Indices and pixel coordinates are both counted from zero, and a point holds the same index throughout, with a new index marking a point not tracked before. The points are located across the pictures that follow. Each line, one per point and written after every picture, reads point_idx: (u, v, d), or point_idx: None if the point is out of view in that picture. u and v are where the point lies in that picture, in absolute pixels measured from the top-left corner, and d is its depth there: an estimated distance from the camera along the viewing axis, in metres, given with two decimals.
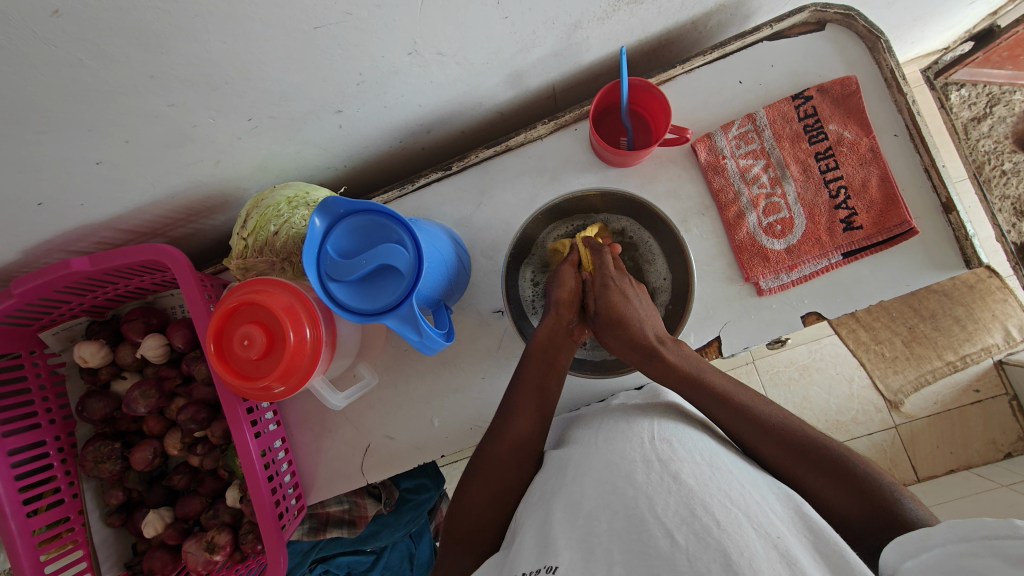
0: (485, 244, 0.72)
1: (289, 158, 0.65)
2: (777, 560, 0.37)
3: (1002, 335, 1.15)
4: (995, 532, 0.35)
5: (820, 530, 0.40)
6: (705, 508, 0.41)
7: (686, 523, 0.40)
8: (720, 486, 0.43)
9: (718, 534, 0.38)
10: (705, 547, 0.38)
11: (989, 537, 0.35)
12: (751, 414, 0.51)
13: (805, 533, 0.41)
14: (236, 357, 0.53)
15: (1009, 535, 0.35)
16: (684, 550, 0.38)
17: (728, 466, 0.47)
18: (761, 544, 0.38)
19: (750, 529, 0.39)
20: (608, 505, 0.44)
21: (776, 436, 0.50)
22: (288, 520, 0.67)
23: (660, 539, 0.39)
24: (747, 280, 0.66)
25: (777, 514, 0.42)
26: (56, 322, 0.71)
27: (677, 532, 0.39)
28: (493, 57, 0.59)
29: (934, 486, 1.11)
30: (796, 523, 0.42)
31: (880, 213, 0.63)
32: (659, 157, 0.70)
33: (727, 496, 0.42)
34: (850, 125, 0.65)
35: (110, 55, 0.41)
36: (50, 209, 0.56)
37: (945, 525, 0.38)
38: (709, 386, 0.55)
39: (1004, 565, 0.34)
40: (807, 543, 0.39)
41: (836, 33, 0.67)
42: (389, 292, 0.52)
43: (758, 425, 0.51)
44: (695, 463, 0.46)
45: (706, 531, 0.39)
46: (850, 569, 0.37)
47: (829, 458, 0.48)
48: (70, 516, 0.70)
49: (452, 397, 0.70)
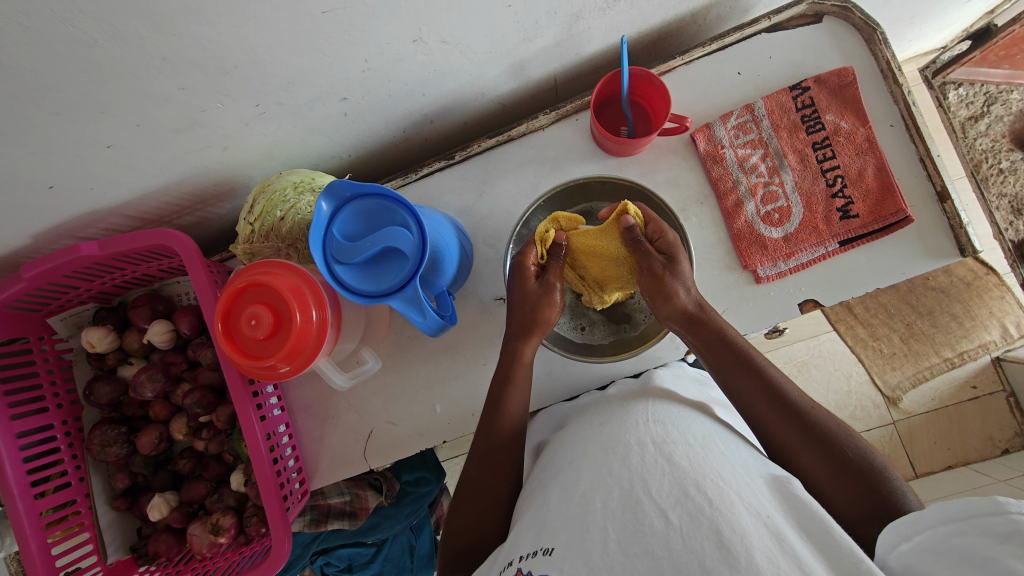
0: (488, 232, 0.73)
1: (295, 146, 0.66)
2: (767, 537, 0.37)
3: (999, 331, 1.16)
4: (982, 510, 0.36)
5: (806, 504, 0.41)
6: (698, 488, 0.41)
7: (680, 503, 0.40)
8: (712, 467, 0.44)
9: (710, 513, 0.39)
10: (698, 526, 0.38)
11: (978, 516, 0.36)
12: (764, 394, 0.52)
13: (794, 508, 0.41)
14: (244, 337, 0.54)
15: (995, 512, 0.35)
16: (678, 529, 0.39)
17: (721, 447, 0.48)
18: (751, 522, 0.39)
19: (741, 507, 0.40)
20: (603, 484, 0.45)
21: (780, 416, 0.51)
22: (292, 503, 0.68)
23: (654, 519, 0.40)
24: (745, 268, 0.67)
25: (766, 493, 0.43)
26: (64, 308, 0.72)
27: (671, 512, 0.40)
28: (496, 46, 0.60)
29: (932, 481, 1.11)
30: (784, 503, 0.42)
31: (877, 202, 0.64)
32: (658, 147, 0.71)
33: (718, 475, 0.43)
34: (847, 115, 0.66)
35: (126, 36, 0.42)
36: (61, 193, 0.57)
37: (935, 507, 0.38)
38: (725, 363, 0.55)
39: (992, 542, 0.34)
40: (795, 520, 0.40)
41: (834, 25, 0.68)
42: (392, 275, 0.53)
43: (764, 404, 0.52)
44: (688, 445, 0.47)
45: (699, 510, 0.39)
46: (835, 541, 0.38)
47: (824, 436, 0.49)
48: (77, 499, 0.71)
49: (453, 383, 0.71)
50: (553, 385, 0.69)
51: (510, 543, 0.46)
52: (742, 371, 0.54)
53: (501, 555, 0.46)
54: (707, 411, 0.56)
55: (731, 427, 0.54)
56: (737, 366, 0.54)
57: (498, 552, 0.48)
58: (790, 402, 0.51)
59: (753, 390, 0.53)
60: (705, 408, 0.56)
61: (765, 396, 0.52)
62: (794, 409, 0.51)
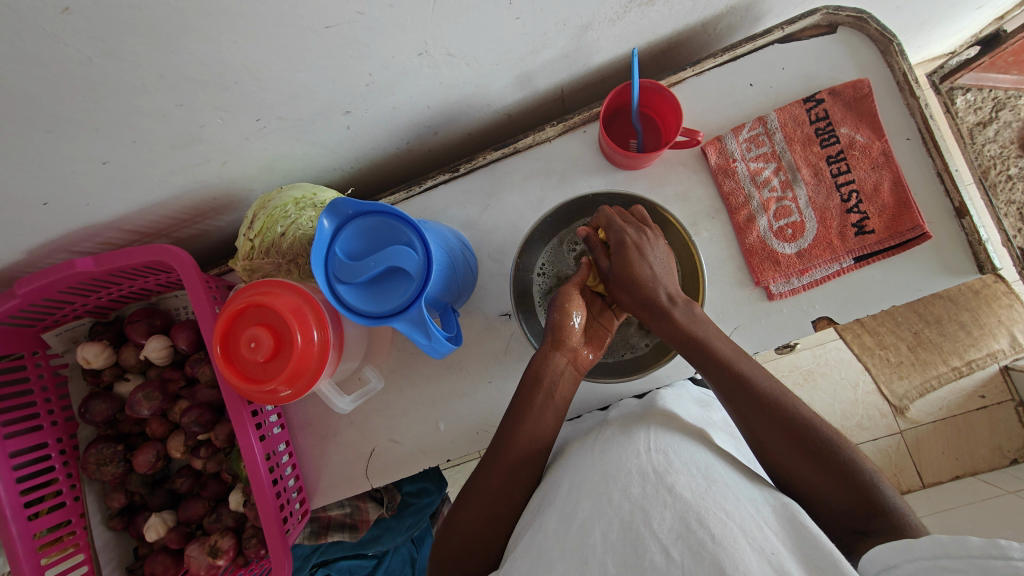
0: (493, 247, 0.71)
1: (296, 160, 0.64)
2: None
3: (1008, 340, 1.14)
4: (981, 552, 0.33)
5: (815, 539, 0.39)
6: (700, 520, 0.40)
7: (681, 537, 0.39)
8: (715, 499, 0.42)
9: (713, 548, 0.37)
10: (700, 562, 0.37)
11: (977, 556, 0.33)
12: (755, 407, 0.51)
13: (801, 543, 0.40)
14: (244, 359, 0.53)
15: (994, 556, 0.33)
16: (679, 565, 0.37)
17: (724, 479, 0.46)
18: (755, 559, 0.37)
19: (745, 544, 0.38)
20: (603, 515, 0.43)
21: (768, 422, 0.50)
22: (292, 524, 0.66)
23: (655, 554, 0.38)
24: (757, 284, 0.65)
25: (772, 529, 0.41)
26: (59, 323, 0.71)
27: (673, 546, 0.38)
28: (503, 58, 0.59)
29: (939, 491, 1.10)
30: (790, 537, 0.41)
31: (892, 217, 0.62)
32: (668, 160, 0.69)
33: (722, 508, 0.41)
34: (862, 127, 0.64)
35: (121, 54, 0.40)
36: (56, 209, 0.56)
37: (928, 539, 0.37)
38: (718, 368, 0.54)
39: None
40: (800, 555, 0.38)
41: (848, 35, 0.66)
42: (397, 294, 0.51)
43: (744, 405, 0.51)
44: (691, 476, 0.45)
45: (702, 545, 0.38)
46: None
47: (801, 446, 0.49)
48: (71, 519, 0.69)
49: (457, 401, 0.69)
50: None
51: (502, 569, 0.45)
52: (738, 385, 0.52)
53: None
54: (708, 438, 0.53)
55: (730, 457, 0.51)
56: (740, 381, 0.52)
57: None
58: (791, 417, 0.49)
59: (739, 400, 0.52)
60: (705, 434, 0.54)
61: (750, 407, 0.51)
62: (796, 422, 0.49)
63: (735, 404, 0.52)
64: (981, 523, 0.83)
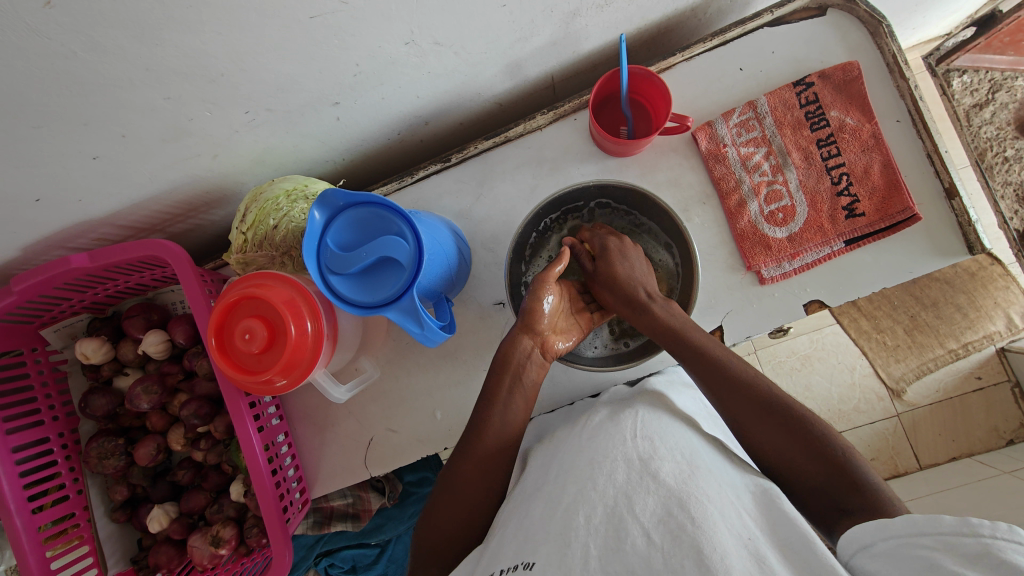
0: (485, 236, 0.71)
1: (287, 152, 0.64)
2: (748, 559, 0.36)
3: (1004, 322, 1.14)
4: (951, 529, 0.34)
5: (795, 525, 0.39)
6: (682, 506, 0.40)
7: (663, 523, 0.39)
8: (698, 486, 0.42)
9: (692, 532, 0.38)
10: (679, 545, 0.37)
11: (947, 534, 0.34)
12: (728, 389, 0.52)
13: (779, 526, 0.40)
14: (238, 351, 0.53)
15: (965, 533, 0.34)
16: (659, 548, 0.38)
17: (708, 464, 0.47)
18: (734, 543, 0.37)
19: (724, 526, 0.39)
20: (588, 500, 0.43)
21: (744, 405, 0.51)
22: (292, 513, 0.68)
23: (636, 538, 0.39)
24: (749, 269, 0.66)
25: (754, 514, 0.41)
26: (57, 319, 0.71)
27: (654, 531, 0.39)
28: (491, 47, 0.58)
29: (936, 473, 1.11)
30: (770, 524, 0.41)
31: (882, 200, 0.62)
32: (659, 146, 0.69)
33: (704, 493, 0.41)
34: (852, 110, 0.64)
35: (105, 47, 0.40)
36: (48, 205, 0.56)
37: (903, 518, 0.37)
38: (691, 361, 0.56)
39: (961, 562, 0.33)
40: (778, 542, 0.39)
41: (838, 17, 0.66)
42: (389, 285, 0.52)
43: (722, 390, 0.53)
44: (676, 462, 0.45)
45: (681, 528, 0.38)
46: (824, 565, 0.36)
47: (790, 417, 0.49)
48: (75, 512, 0.70)
49: (452, 390, 0.70)
50: (552, 391, 0.68)
51: (491, 552, 0.45)
52: (719, 378, 0.53)
53: (479, 566, 0.45)
54: (697, 425, 0.54)
55: (720, 445, 0.52)
56: (718, 372, 0.54)
57: (476, 562, 0.46)
58: (774, 405, 0.50)
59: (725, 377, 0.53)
60: (694, 421, 0.54)
61: (731, 395, 0.52)
62: (778, 412, 0.50)
63: (714, 390, 0.54)
64: (975, 504, 0.83)
